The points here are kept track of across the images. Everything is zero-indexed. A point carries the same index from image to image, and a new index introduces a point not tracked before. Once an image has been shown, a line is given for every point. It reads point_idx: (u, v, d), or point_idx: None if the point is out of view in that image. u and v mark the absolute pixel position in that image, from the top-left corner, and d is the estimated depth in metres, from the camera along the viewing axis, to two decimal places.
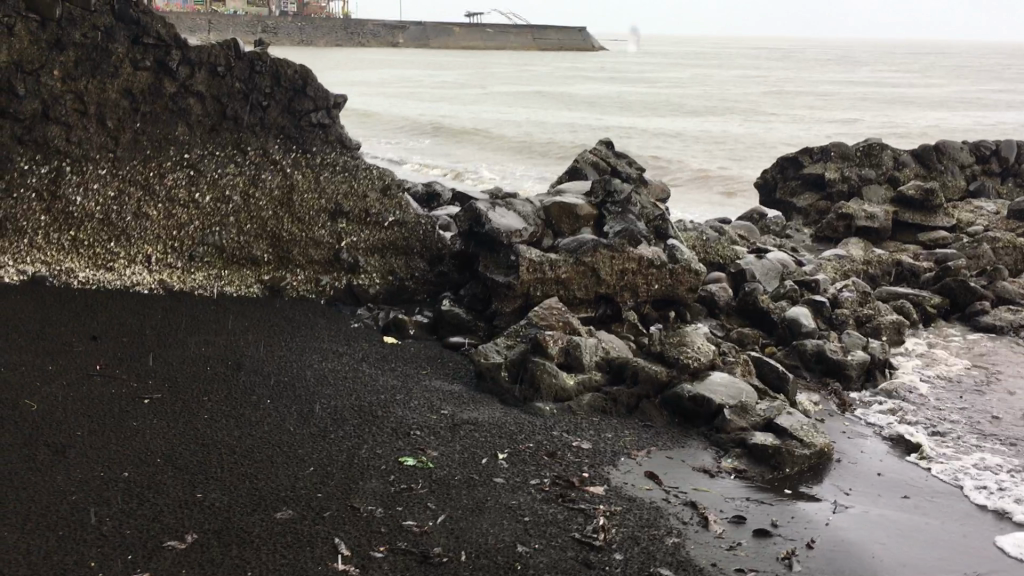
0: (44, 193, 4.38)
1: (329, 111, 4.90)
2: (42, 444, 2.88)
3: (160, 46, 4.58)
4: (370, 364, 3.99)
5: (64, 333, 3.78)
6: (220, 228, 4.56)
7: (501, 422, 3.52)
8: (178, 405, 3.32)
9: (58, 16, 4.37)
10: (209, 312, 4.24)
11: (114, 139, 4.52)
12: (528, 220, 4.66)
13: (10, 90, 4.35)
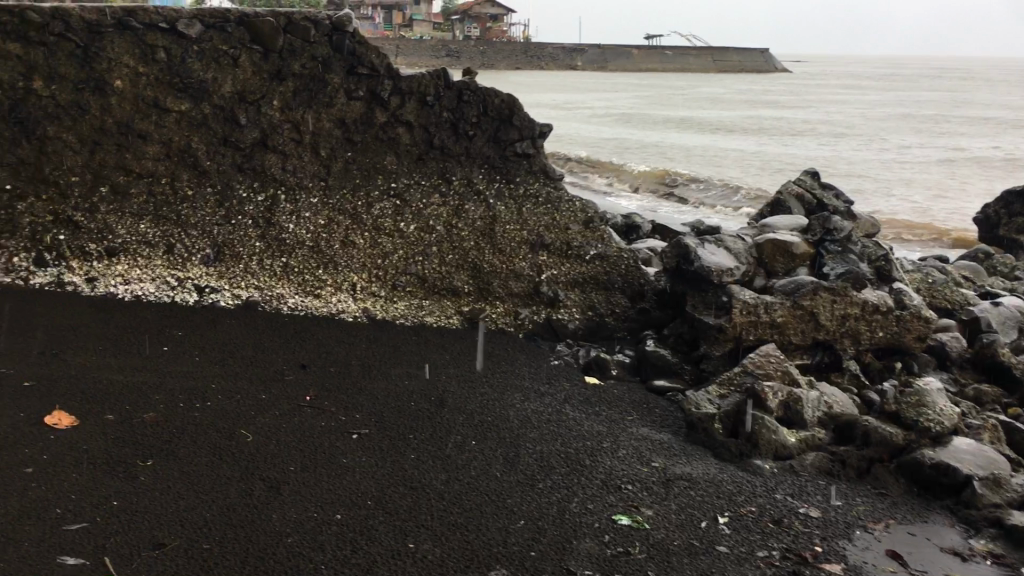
0: (260, 219, 4.47)
1: (534, 141, 4.76)
2: (258, 479, 2.86)
3: (374, 76, 4.60)
4: (575, 407, 3.79)
5: (276, 361, 3.81)
6: (423, 258, 4.52)
7: (718, 479, 3.24)
8: (386, 443, 3.25)
9: (281, 47, 4.48)
10: (413, 343, 4.17)
11: (326, 167, 4.58)
12: (739, 258, 4.37)
13: (233, 120, 4.49)
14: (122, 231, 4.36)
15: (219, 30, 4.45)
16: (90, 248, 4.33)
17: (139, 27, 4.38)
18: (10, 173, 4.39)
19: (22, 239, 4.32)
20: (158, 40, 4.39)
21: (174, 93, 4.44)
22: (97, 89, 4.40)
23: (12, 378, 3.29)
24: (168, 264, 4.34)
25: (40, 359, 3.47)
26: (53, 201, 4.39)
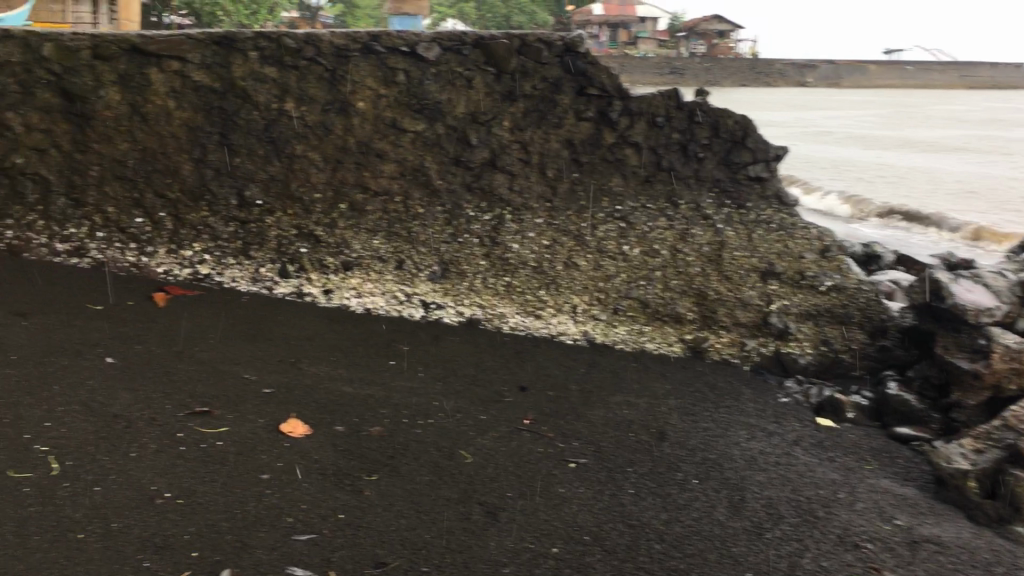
0: (486, 238, 4.44)
1: (769, 164, 4.58)
2: (476, 502, 2.85)
3: (604, 97, 4.52)
4: (805, 449, 3.53)
5: (496, 381, 3.80)
6: (647, 282, 4.36)
7: (971, 546, 2.90)
8: (604, 475, 3.15)
9: (513, 68, 4.47)
10: (635, 369, 4.02)
11: (552, 188, 4.52)
12: (1000, 297, 3.96)
13: (464, 140, 4.50)
14: (358, 246, 4.40)
15: (456, 53, 4.47)
16: (328, 261, 4.37)
17: (382, 51, 4.43)
18: (261, 189, 4.42)
19: (269, 251, 4.37)
20: (398, 62, 4.44)
21: (411, 113, 4.48)
22: (342, 110, 4.44)
23: (253, 384, 3.42)
24: (398, 279, 4.37)
25: (280, 367, 3.61)
26: (297, 216, 4.43)
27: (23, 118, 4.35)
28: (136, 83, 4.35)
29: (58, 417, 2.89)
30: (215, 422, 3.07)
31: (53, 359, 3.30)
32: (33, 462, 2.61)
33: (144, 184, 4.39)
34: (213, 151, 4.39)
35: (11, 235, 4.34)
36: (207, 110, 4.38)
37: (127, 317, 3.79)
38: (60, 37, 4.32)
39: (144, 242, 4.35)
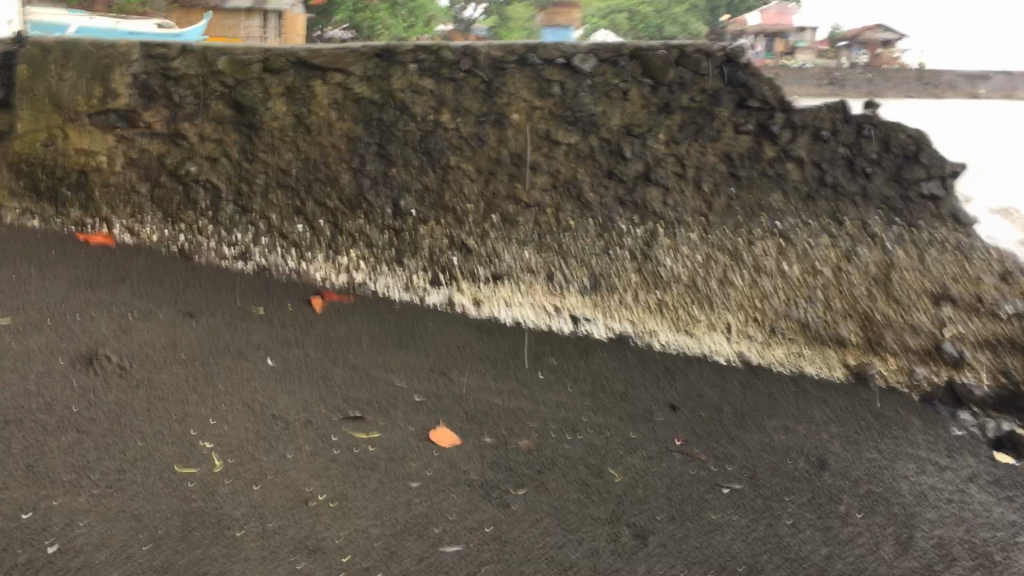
0: (638, 253, 4.22)
1: (945, 180, 4.16)
2: (625, 523, 2.77)
3: (765, 109, 4.17)
4: (981, 488, 3.28)
5: (645, 399, 3.70)
6: (808, 303, 4.12)
7: None
8: (758, 502, 3.01)
9: (671, 80, 4.16)
10: (791, 394, 3.83)
11: (708, 203, 4.22)
12: None
13: (618, 153, 4.24)
14: (509, 257, 4.29)
15: (612, 64, 4.19)
16: (478, 271, 4.33)
17: (538, 64, 4.21)
18: (416, 199, 4.33)
19: (421, 260, 4.36)
20: (555, 74, 4.21)
21: (565, 125, 4.26)
22: (497, 122, 4.27)
23: (404, 392, 3.44)
24: (547, 290, 4.30)
25: (431, 376, 3.62)
26: (449, 225, 4.33)
27: (196, 127, 4.44)
28: (301, 96, 4.34)
29: (222, 415, 2.98)
30: (368, 428, 3.10)
31: (217, 359, 3.42)
32: (198, 457, 2.68)
33: (305, 193, 4.39)
34: (371, 161, 4.33)
35: (183, 239, 4.49)
36: (366, 120, 4.32)
37: (287, 322, 3.90)
38: (234, 51, 4.37)
39: (304, 249, 4.41)
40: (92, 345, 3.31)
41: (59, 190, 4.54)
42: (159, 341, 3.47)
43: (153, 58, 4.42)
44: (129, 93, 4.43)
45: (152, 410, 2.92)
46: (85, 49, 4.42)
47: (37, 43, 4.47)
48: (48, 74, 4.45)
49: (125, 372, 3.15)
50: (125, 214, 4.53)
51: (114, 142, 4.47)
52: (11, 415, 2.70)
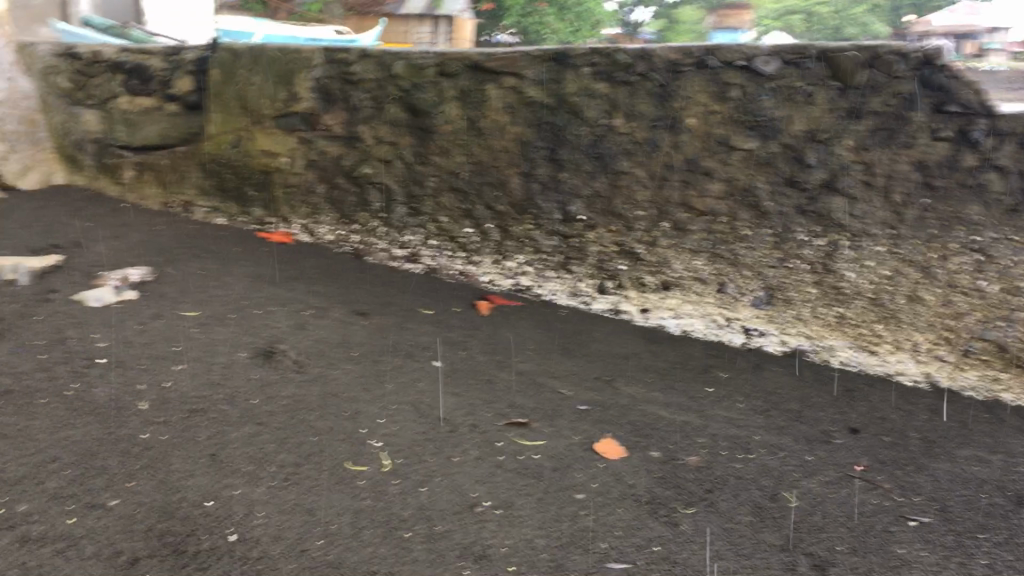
0: (818, 264, 4.00)
1: None
2: (802, 553, 2.60)
3: (966, 115, 3.73)
4: None
5: (824, 420, 3.49)
6: (1007, 323, 3.68)
7: None
8: (951, 539, 2.77)
9: (860, 83, 3.82)
10: (986, 421, 3.51)
11: (898, 214, 3.89)
12: None
13: (801, 160, 3.98)
14: (679, 266, 4.20)
15: (797, 66, 3.90)
16: (648, 279, 4.23)
17: (718, 66, 3.99)
18: (585, 204, 4.29)
19: (589, 267, 4.32)
20: (733, 77, 3.97)
21: (743, 131, 4.03)
22: (671, 126, 4.10)
23: (569, 400, 3.38)
24: (719, 303, 4.14)
25: (595, 385, 3.54)
26: (619, 232, 4.27)
27: (373, 130, 4.51)
28: (474, 99, 4.32)
29: (390, 415, 3.00)
30: (533, 435, 3.04)
31: (387, 358, 3.47)
32: (368, 455, 2.71)
33: (476, 196, 4.43)
34: (540, 166, 4.30)
35: (356, 239, 4.61)
36: (538, 125, 4.26)
37: (454, 324, 3.91)
38: (411, 55, 4.38)
39: (471, 252, 4.46)
40: (270, 340, 3.41)
41: (244, 189, 4.80)
42: (332, 339, 3.55)
43: (334, 63, 4.49)
44: (311, 97, 4.54)
45: (325, 406, 2.97)
46: (272, 54, 4.57)
47: (229, 48, 4.67)
48: (238, 78, 4.66)
49: (300, 367, 3.24)
50: (303, 214, 4.72)
51: (296, 145, 4.63)
52: (197, 405, 2.81)
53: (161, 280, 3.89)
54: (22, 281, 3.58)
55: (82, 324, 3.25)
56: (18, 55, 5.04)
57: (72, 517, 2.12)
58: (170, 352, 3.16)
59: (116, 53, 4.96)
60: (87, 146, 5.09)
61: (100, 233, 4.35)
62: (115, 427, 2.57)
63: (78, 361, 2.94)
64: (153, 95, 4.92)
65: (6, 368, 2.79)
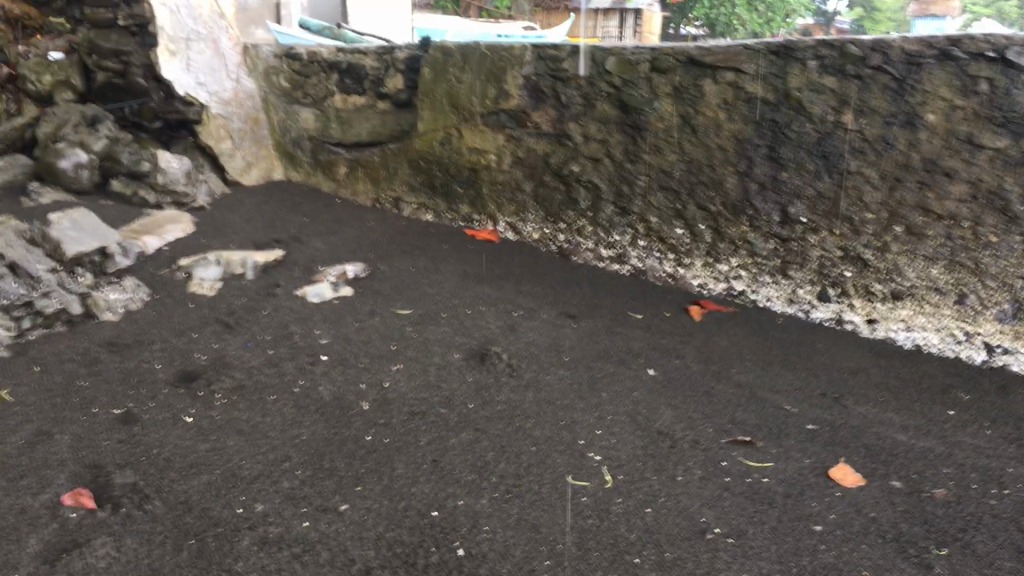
0: None
1: None
2: None
3: None
4: None
5: None
6: None
7: None
8: None
9: None
10: None
11: None
12: None
13: None
14: (913, 274, 3.72)
15: None
16: (875, 288, 3.84)
17: (963, 57, 3.38)
18: (808, 206, 3.90)
19: (809, 272, 4.00)
20: (982, 69, 3.34)
21: (992, 127, 3.38)
22: (909, 123, 3.57)
23: (795, 418, 3.14)
24: (958, 315, 3.67)
25: (821, 402, 3.29)
26: (845, 237, 3.85)
27: (582, 128, 4.38)
28: (690, 95, 4.05)
29: (608, 426, 2.88)
30: (760, 455, 2.84)
31: (599, 364, 3.35)
32: (589, 470, 2.59)
33: (688, 196, 4.19)
34: (759, 165, 3.97)
35: (563, 238, 4.59)
36: (758, 122, 3.93)
37: (666, 330, 3.76)
38: (622, 49, 4.18)
39: (682, 254, 4.29)
40: (483, 342, 3.38)
41: (452, 186, 4.82)
42: (543, 342, 3.48)
43: (545, 60, 4.38)
44: (521, 95, 4.47)
45: (541, 413, 2.89)
46: (483, 53, 4.51)
47: (440, 48, 4.65)
48: (449, 76, 4.64)
49: (514, 371, 3.17)
50: (510, 212, 4.72)
51: (504, 142, 4.59)
52: (416, 406, 2.80)
53: (374, 277, 3.94)
54: (248, 276, 3.67)
55: (305, 321, 3.32)
56: (244, 57, 5.30)
57: (308, 521, 2.11)
58: (388, 351, 3.18)
59: (332, 53, 5.09)
60: (303, 144, 5.27)
61: (317, 229, 4.48)
62: (340, 427, 2.58)
63: (302, 358, 2.99)
64: (365, 94, 5.04)
65: (239, 363, 2.86)
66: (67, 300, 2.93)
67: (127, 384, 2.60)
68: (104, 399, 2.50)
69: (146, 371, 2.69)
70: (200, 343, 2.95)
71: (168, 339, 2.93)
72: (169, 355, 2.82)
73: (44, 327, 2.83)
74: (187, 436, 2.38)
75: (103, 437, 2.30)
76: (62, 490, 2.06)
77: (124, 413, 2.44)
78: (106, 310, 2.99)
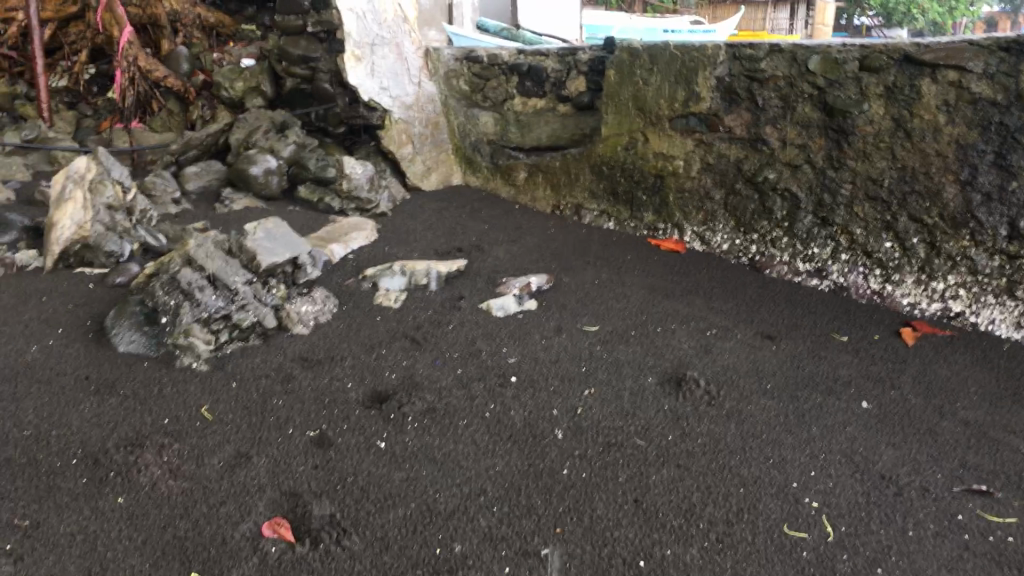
0: None
1: None
2: None
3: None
4: None
5: None
6: None
7: None
8: None
9: None
10: None
11: None
12: None
13: None
14: None
15: None
16: None
17: None
18: None
19: None
20: None
21: None
22: None
23: None
24: None
25: None
26: None
27: (779, 131, 3.99)
28: (905, 96, 3.53)
29: (823, 467, 2.61)
30: (1003, 508, 2.49)
31: (805, 394, 3.06)
32: (807, 519, 2.33)
33: (899, 206, 3.65)
34: (986, 173, 3.36)
35: (755, 250, 4.22)
36: (985, 125, 3.33)
37: (877, 356, 3.41)
38: (829, 47, 3.72)
39: (891, 270, 3.74)
40: (678, 365, 3.16)
41: (636, 194, 4.59)
42: (742, 366, 3.22)
43: (740, 59, 4.02)
44: (714, 97, 4.15)
45: (748, 450, 2.65)
46: (672, 53, 4.21)
47: (627, 48, 4.40)
48: (635, 78, 4.40)
49: (713, 401, 2.93)
50: (697, 220, 4.42)
51: (693, 147, 4.30)
52: (613, 437, 2.62)
53: (558, 289, 3.79)
54: (432, 287, 3.60)
55: (492, 337, 3.20)
56: (425, 61, 5.27)
57: (508, 566, 1.97)
58: (579, 373, 3.01)
59: (513, 56, 4.96)
60: (483, 148, 5.24)
61: (497, 237, 4.37)
62: (536, 459, 2.44)
63: (492, 379, 2.87)
64: (545, 97, 4.91)
65: (429, 383, 2.76)
66: (262, 313, 2.89)
67: (320, 404, 2.54)
68: (298, 419, 2.44)
69: (339, 390, 2.63)
70: (389, 360, 2.88)
71: (357, 355, 2.87)
72: (359, 372, 2.76)
73: (240, 339, 2.83)
74: (381, 463, 2.29)
75: (298, 462, 2.24)
76: (260, 520, 2.00)
77: (318, 436, 2.37)
78: (298, 323, 2.99)
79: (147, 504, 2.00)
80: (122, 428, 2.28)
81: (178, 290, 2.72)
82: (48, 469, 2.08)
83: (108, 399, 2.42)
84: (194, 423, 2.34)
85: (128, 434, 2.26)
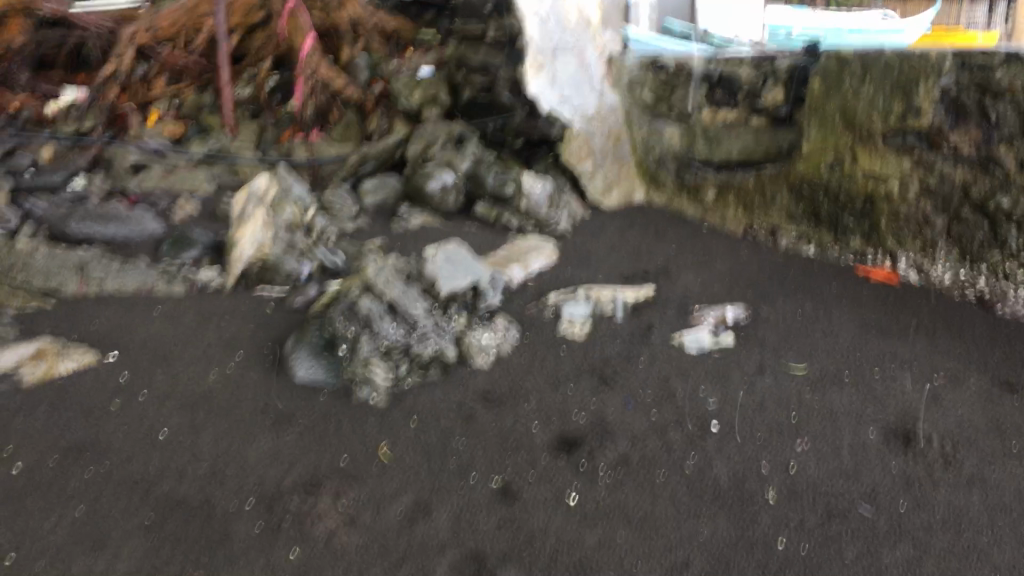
0: None
1: None
2: None
3: None
4: None
5: None
6: None
7: None
8: None
9: None
10: None
11: None
12: None
13: None
14: None
15: None
16: None
17: None
18: None
19: None
20: None
21: None
22: None
23: None
24: None
25: None
26: None
27: (1017, 151, 3.36)
28: None
29: None
30: None
31: None
32: None
33: None
34: None
35: (984, 283, 3.63)
36: None
37: None
38: None
39: None
40: (903, 417, 2.75)
41: (841, 216, 4.13)
42: (979, 420, 2.76)
43: (971, 69, 3.46)
44: (936, 111, 3.61)
45: (998, 527, 2.21)
46: (888, 61, 3.70)
47: (835, 56, 3.95)
48: (843, 90, 3.94)
49: (949, 463, 2.50)
50: (915, 247, 3.87)
51: (910, 167, 3.78)
52: (835, 503, 2.27)
53: (757, 321, 3.44)
54: (618, 316, 3.35)
55: (687, 374, 2.91)
56: (608, 68, 5.00)
57: None
58: (788, 422, 2.66)
59: (702, 65, 4.63)
60: (668, 164, 4.91)
61: (685, 261, 4.07)
62: (747, 526, 2.13)
63: (691, 425, 2.58)
64: (737, 108, 4.53)
65: (622, 429, 2.50)
66: (443, 345, 2.70)
67: (504, 448, 2.33)
68: (482, 464, 2.24)
69: (524, 433, 2.41)
70: (577, 400, 2.63)
71: (543, 394, 2.64)
72: (546, 413, 2.53)
73: (420, 372, 2.66)
74: (573, 523, 2.04)
75: (482, 518, 2.02)
76: None
77: (501, 487, 2.15)
78: (478, 355, 2.79)
79: (322, 559, 1.83)
80: (298, 467, 2.15)
81: (358, 319, 2.57)
82: (222, 512, 1.96)
83: (285, 433, 2.30)
84: (371, 466, 2.18)
85: (304, 475, 2.12)
